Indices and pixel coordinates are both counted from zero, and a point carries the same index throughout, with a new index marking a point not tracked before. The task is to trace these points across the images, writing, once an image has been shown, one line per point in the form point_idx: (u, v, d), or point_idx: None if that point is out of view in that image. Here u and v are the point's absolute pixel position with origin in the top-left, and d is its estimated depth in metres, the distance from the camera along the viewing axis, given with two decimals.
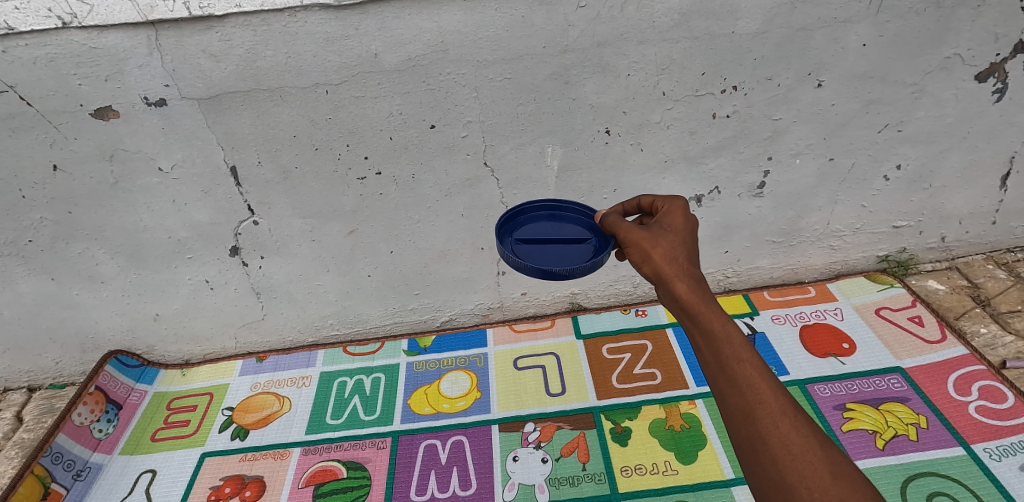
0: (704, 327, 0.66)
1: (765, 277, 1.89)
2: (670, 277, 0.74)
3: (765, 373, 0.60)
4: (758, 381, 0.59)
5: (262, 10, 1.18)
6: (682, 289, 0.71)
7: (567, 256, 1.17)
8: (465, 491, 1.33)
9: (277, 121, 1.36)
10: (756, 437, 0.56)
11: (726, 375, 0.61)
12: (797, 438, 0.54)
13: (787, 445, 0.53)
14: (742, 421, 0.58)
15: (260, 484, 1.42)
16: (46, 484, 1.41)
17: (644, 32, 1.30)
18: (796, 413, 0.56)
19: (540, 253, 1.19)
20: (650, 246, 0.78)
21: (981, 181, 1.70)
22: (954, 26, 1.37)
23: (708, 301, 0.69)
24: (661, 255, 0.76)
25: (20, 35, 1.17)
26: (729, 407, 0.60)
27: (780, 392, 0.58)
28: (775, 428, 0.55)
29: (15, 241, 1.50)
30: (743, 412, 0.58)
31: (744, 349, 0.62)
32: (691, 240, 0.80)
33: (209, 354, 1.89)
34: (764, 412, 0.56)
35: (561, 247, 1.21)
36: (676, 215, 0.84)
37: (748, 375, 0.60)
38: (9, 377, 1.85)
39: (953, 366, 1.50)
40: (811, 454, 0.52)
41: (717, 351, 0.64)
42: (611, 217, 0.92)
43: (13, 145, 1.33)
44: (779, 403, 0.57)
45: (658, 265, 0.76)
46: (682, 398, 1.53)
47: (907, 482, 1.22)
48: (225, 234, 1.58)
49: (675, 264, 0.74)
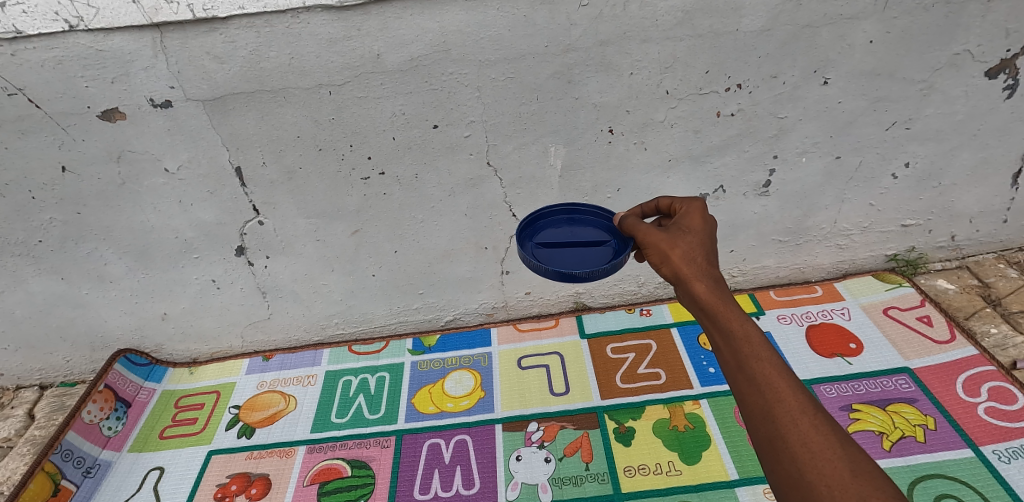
0: (724, 326, 0.66)
1: (771, 276, 1.88)
2: (689, 278, 0.73)
3: (785, 373, 0.60)
4: (778, 380, 0.59)
5: (265, 11, 1.18)
6: (701, 290, 0.71)
7: (587, 260, 1.17)
8: (468, 490, 1.34)
9: (281, 122, 1.37)
10: (775, 435, 0.56)
11: (745, 374, 0.61)
12: (817, 436, 0.54)
13: (807, 444, 0.53)
14: (762, 419, 0.58)
15: (265, 482, 1.43)
16: (56, 480, 1.44)
17: (647, 30, 1.29)
18: (815, 411, 0.56)
19: (558, 259, 1.18)
20: (669, 247, 0.78)
21: (993, 179, 1.67)
22: (963, 21, 1.35)
23: (728, 301, 0.68)
24: (680, 256, 0.76)
25: (29, 38, 1.18)
26: (748, 406, 0.60)
27: (799, 391, 0.58)
28: (794, 427, 0.55)
29: (25, 241, 1.53)
30: (762, 410, 0.58)
31: (764, 349, 0.62)
32: (710, 242, 0.79)
33: (217, 353, 1.91)
34: (784, 410, 0.56)
35: (580, 251, 1.20)
36: (694, 217, 0.83)
37: (767, 374, 0.60)
38: (21, 375, 1.88)
39: (962, 367, 1.48)
40: (830, 452, 0.52)
41: (735, 350, 0.64)
42: (629, 220, 0.91)
43: (23, 146, 1.35)
44: (798, 401, 0.57)
45: (676, 265, 0.75)
46: (687, 397, 1.52)
47: (913, 483, 1.20)
48: (231, 234, 1.59)
49: (695, 265, 0.74)
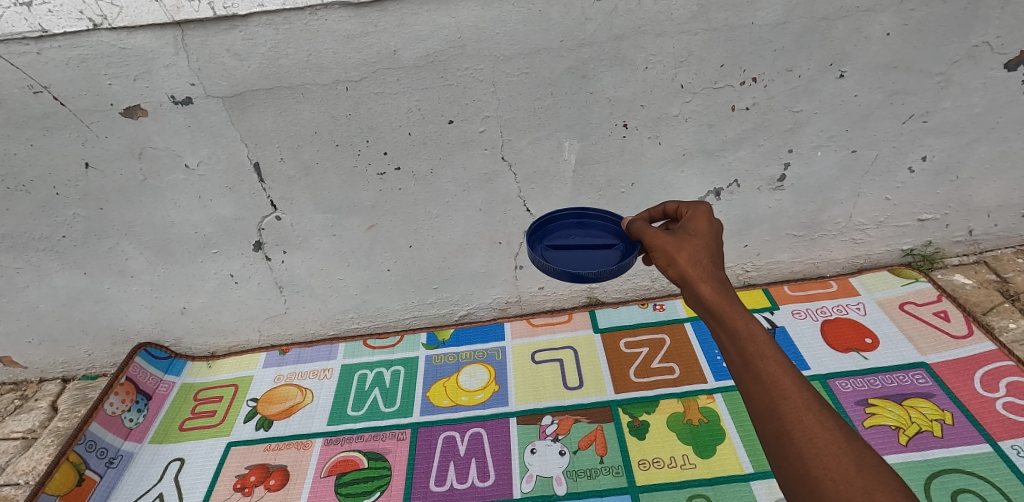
0: (729, 326, 0.67)
1: (785, 271, 1.87)
2: (695, 279, 0.74)
3: (790, 370, 0.60)
4: (783, 378, 0.59)
5: (284, 8, 1.20)
6: (707, 290, 0.72)
7: (592, 265, 1.17)
8: (483, 482, 1.36)
9: (299, 118, 1.39)
10: (781, 432, 0.56)
11: (751, 372, 0.62)
12: (822, 432, 0.54)
13: (812, 440, 0.53)
14: (768, 417, 0.58)
15: (284, 474, 1.45)
16: (80, 470, 1.46)
17: (662, 24, 1.29)
18: (820, 408, 0.56)
19: (562, 263, 1.19)
20: (675, 249, 0.79)
21: (1011, 172, 1.66)
22: (982, 13, 1.34)
23: (732, 301, 0.69)
24: (686, 258, 0.77)
25: (54, 37, 1.21)
26: (754, 404, 0.61)
27: (804, 387, 0.58)
28: (799, 423, 0.55)
29: (49, 237, 1.56)
30: (768, 408, 0.58)
31: (769, 348, 0.62)
32: (716, 243, 0.80)
33: (234, 347, 1.94)
34: (789, 406, 0.57)
35: (586, 256, 1.21)
36: (700, 220, 0.84)
37: (772, 372, 0.60)
38: (44, 368, 1.91)
39: (981, 362, 1.46)
40: (836, 447, 0.52)
41: (741, 348, 0.64)
42: (636, 223, 0.92)
43: (48, 143, 1.38)
44: (804, 398, 0.57)
45: (682, 268, 0.76)
46: (701, 392, 1.52)
47: (931, 478, 1.20)
48: (249, 229, 1.62)
49: (700, 266, 0.75)
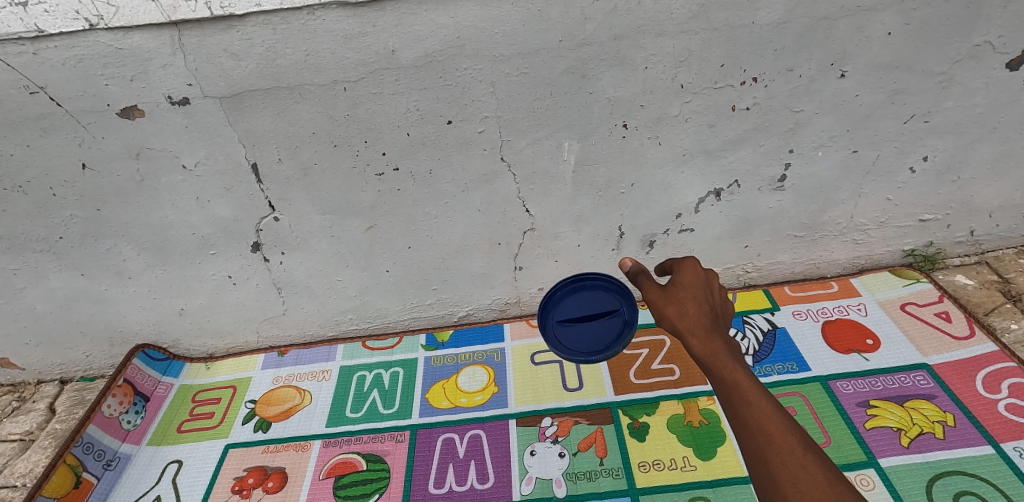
0: (715, 375, 0.70)
1: (786, 271, 1.86)
2: (682, 329, 0.76)
3: (776, 415, 0.63)
4: (769, 424, 0.62)
5: (281, 8, 1.19)
6: (694, 342, 0.74)
7: (597, 341, 1.23)
8: (482, 484, 1.35)
9: (297, 119, 1.38)
10: (768, 478, 0.59)
11: (738, 420, 0.65)
12: (807, 475, 0.56)
13: (797, 484, 0.56)
14: (756, 464, 0.61)
15: (282, 476, 1.45)
16: (77, 472, 1.46)
17: (662, 24, 1.28)
18: (804, 452, 0.59)
19: (569, 329, 1.25)
20: (662, 294, 0.81)
21: (1013, 172, 1.65)
22: (984, 12, 1.33)
23: (719, 349, 0.71)
24: (674, 303, 0.78)
25: (50, 37, 1.20)
26: (744, 451, 0.63)
27: (789, 432, 0.61)
28: (784, 470, 0.58)
29: (46, 238, 1.55)
30: (756, 456, 0.61)
31: (755, 396, 0.65)
32: (704, 284, 0.81)
33: (233, 348, 1.93)
34: (774, 452, 0.59)
35: (592, 315, 1.24)
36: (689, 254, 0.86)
37: (758, 419, 0.63)
38: (42, 370, 1.91)
39: (983, 363, 1.45)
40: (821, 492, 0.55)
41: (728, 398, 0.67)
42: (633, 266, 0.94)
43: (45, 144, 1.37)
44: (788, 443, 0.60)
45: (670, 315, 0.78)
46: (701, 393, 1.51)
47: (932, 480, 1.19)
48: (247, 230, 1.61)
49: (686, 313, 0.77)
